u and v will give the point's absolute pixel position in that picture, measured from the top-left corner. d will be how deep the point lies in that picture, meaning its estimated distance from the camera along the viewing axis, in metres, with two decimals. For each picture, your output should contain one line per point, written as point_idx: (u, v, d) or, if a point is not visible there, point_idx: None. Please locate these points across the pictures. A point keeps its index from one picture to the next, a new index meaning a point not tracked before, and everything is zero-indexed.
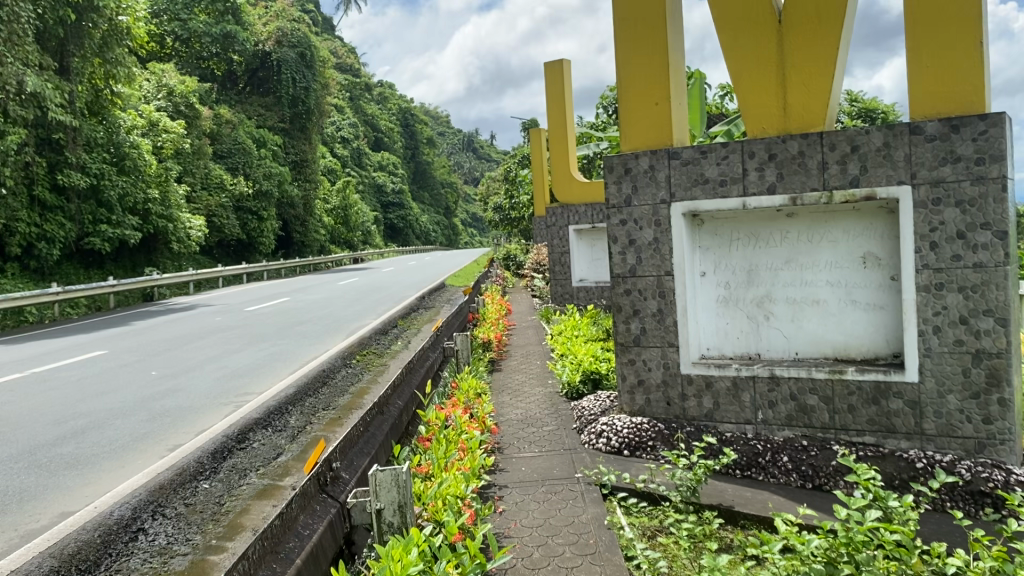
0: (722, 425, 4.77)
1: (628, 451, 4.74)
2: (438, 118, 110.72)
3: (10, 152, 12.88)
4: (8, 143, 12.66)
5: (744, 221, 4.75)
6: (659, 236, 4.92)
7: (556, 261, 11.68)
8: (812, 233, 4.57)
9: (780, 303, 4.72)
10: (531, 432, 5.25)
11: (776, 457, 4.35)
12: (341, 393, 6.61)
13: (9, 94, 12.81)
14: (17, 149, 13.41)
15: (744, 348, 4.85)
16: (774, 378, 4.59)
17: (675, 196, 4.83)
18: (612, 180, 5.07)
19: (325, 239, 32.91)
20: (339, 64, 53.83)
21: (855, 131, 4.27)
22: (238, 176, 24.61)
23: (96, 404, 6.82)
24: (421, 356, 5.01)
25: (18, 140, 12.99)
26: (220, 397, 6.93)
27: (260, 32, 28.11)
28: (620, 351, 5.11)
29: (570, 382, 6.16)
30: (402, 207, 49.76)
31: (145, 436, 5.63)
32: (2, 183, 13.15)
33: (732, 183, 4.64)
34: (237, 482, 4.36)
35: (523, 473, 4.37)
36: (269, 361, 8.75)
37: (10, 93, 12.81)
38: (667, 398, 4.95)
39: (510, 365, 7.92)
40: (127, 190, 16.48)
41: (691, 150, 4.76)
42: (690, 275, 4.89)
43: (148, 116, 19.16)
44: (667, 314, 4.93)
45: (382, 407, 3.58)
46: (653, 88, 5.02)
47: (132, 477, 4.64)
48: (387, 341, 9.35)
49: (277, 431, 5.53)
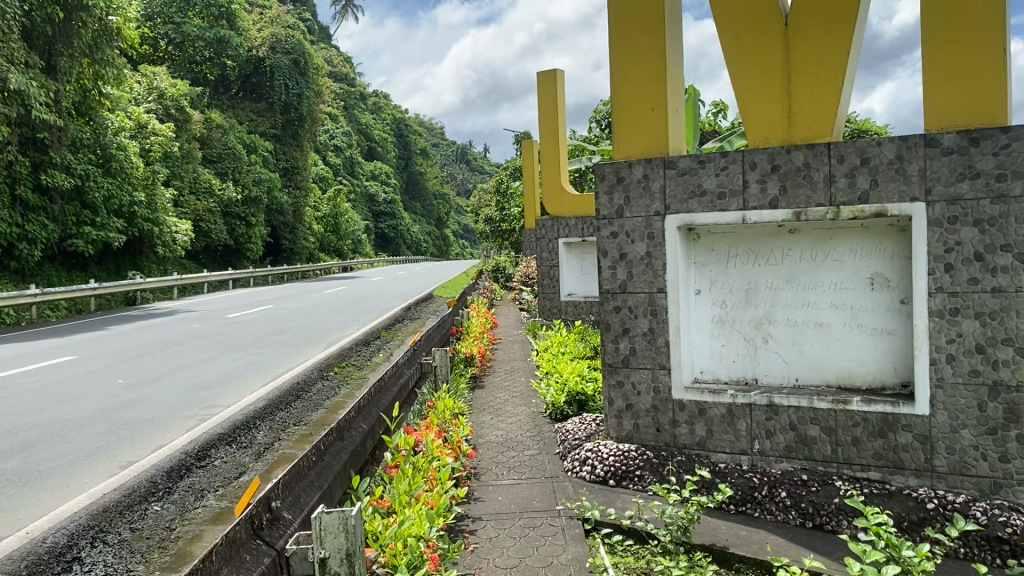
0: (716, 455, 4.42)
1: (613, 481, 4.39)
2: (433, 129, 110.64)
3: None
4: None
5: (743, 236, 4.43)
6: (652, 250, 4.58)
7: (545, 274, 11.37)
8: (816, 250, 4.25)
9: (780, 325, 4.40)
10: (511, 456, 4.90)
11: (774, 491, 4.02)
12: (315, 409, 6.26)
13: None
14: None
15: (740, 373, 4.51)
16: (773, 406, 4.26)
17: (669, 208, 4.50)
18: (603, 190, 4.74)
19: (314, 247, 32.50)
20: (334, 72, 53.54)
21: (866, 142, 3.96)
22: (227, 181, 24.19)
23: (55, 414, 6.42)
24: (394, 373, 4.66)
25: None
26: (185, 410, 6.54)
27: (254, 37, 27.90)
28: (608, 372, 4.76)
29: (554, 403, 5.81)
30: (393, 217, 49.41)
31: (97, 452, 5.24)
32: None
33: (731, 196, 4.31)
34: (192, 506, 4.00)
35: (499, 503, 4.02)
36: (243, 372, 8.37)
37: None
38: (656, 424, 4.60)
39: (493, 382, 7.57)
40: (113, 192, 16.08)
41: (688, 159, 4.43)
42: (684, 293, 4.56)
43: (137, 117, 18.77)
44: (659, 334, 4.58)
45: (342, 432, 3.23)
46: (648, 93, 4.69)
47: (76, 500, 4.25)
48: (369, 353, 8.98)
49: (242, 448, 5.18)
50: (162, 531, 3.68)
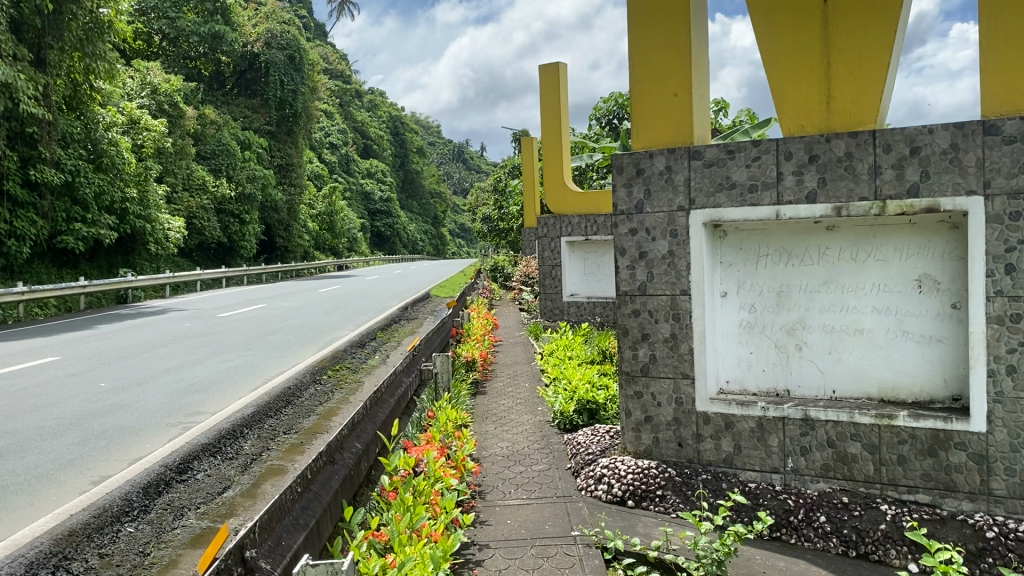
0: (744, 474, 4.03)
1: (632, 501, 3.99)
2: (429, 128, 110.10)
3: None
4: None
5: (775, 233, 4.04)
6: (675, 248, 4.18)
7: (547, 274, 10.95)
8: (856, 250, 3.87)
9: (815, 331, 4.01)
10: (519, 472, 4.51)
11: (811, 515, 3.64)
12: (307, 417, 5.89)
13: None
14: None
15: (771, 384, 4.13)
16: (809, 420, 3.86)
17: (694, 202, 4.10)
18: (621, 183, 4.34)
19: (309, 245, 31.98)
20: (330, 69, 53.09)
21: (915, 130, 3.58)
22: (221, 178, 23.70)
23: (29, 422, 6.01)
24: (393, 382, 4.27)
25: None
26: (168, 417, 6.13)
27: (249, 32, 27.47)
28: (625, 381, 4.37)
29: (563, 412, 5.41)
30: (389, 215, 48.96)
31: (70, 465, 4.83)
32: None
33: (764, 189, 3.92)
34: (169, 527, 3.62)
35: (507, 528, 3.63)
36: (232, 376, 7.95)
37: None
38: (678, 439, 4.21)
39: (496, 388, 7.17)
40: (104, 189, 15.62)
41: (715, 148, 4.03)
42: (710, 296, 4.17)
43: (129, 113, 18.32)
44: (682, 339, 4.18)
45: (333, 455, 2.83)
46: (671, 76, 4.30)
47: (39, 521, 3.85)
48: (364, 355, 8.56)
49: (227, 461, 4.79)
50: (135, 557, 3.28)
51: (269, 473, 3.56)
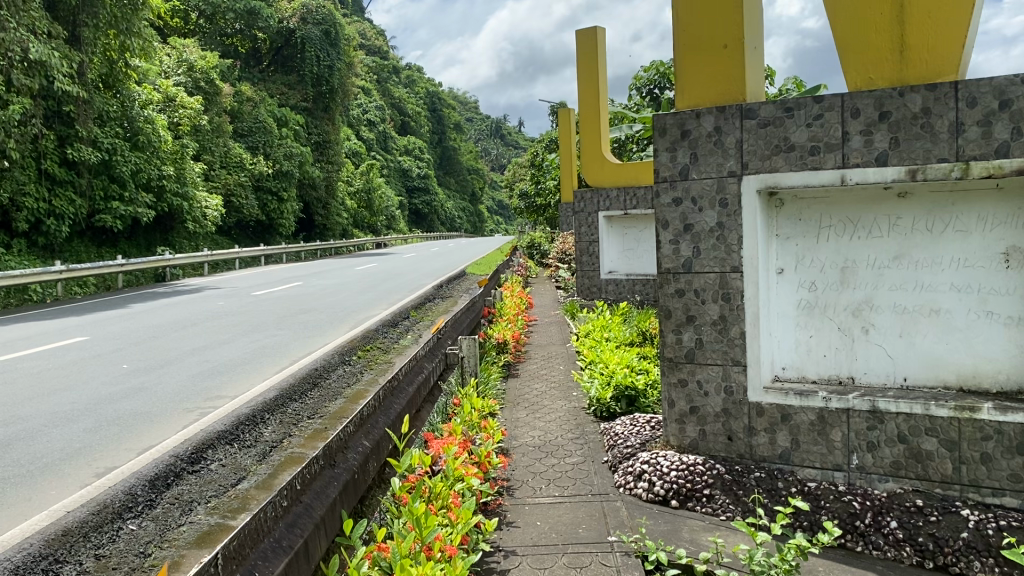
0: (803, 471, 3.61)
1: (676, 501, 3.58)
2: (467, 104, 109.48)
3: (12, 122, 11.90)
4: (10, 113, 11.68)
5: (839, 201, 3.58)
6: (724, 220, 3.74)
7: (584, 250, 10.51)
8: (933, 218, 3.41)
9: (884, 312, 3.55)
10: (551, 465, 4.14)
11: (880, 519, 3.22)
12: (333, 399, 5.52)
13: (13, 61, 11.78)
14: (22, 120, 12.42)
15: (833, 371, 3.67)
16: (877, 413, 3.42)
17: (747, 167, 3.65)
18: (663, 147, 3.90)
19: (348, 222, 31.76)
20: (366, 45, 52.75)
21: (1006, 80, 3.10)
22: (258, 155, 23.49)
23: (48, 406, 5.77)
24: (412, 367, 3.87)
25: (21, 111, 12.02)
26: (187, 402, 5.86)
27: (284, 8, 27.04)
28: (668, 368, 3.96)
29: (599, 399, 5.01)
30: (427, 192, 48.65)
31: (78, 455, 4.57)
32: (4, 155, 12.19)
33: (828, 150, 3.45)
34: (175, 522, 3.21)
35: (537, 531, 3.26)
36: (258, 357, 7.67)
37: (13, 60, 11.77)
38: (727, 432, 3.79)
39: (529, 371, 6.80)
40: (141, 166, 15.37)
41: (771, 106, 3.56)
42: (765, 273, 3.71)
43: (165, 90, 18.14)
44: (732, 322, 3.75)
45: (333, 459, 2.46)
46: (720, 26, 3.86)
47: (34, 522, 3.47)
48: (395, 335, 8.23)
49: (243, 449, 4.41)
50: (133, 559, 2.86)
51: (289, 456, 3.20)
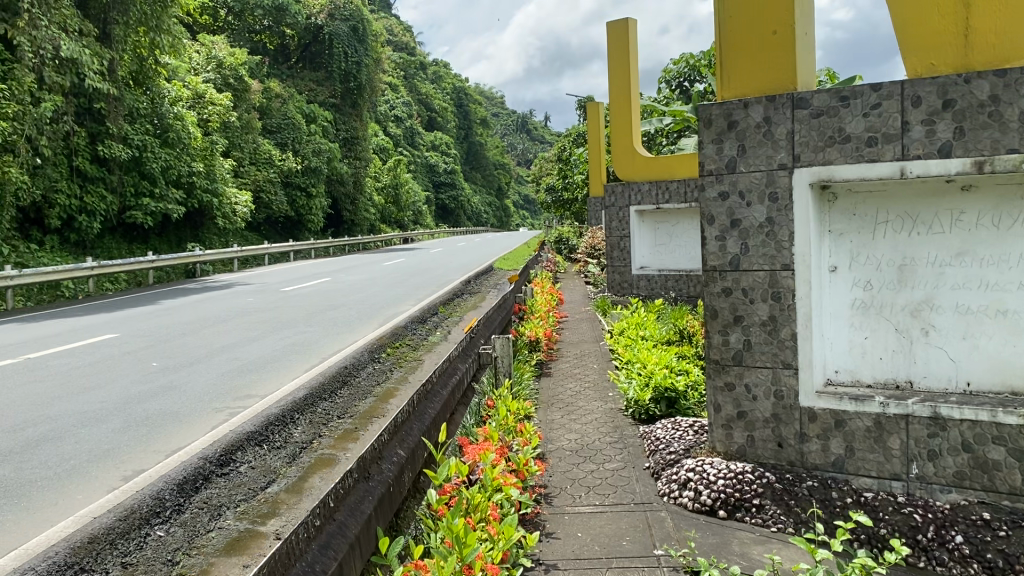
0: (858, 480, 3.42)
1: (724, 511, 3.41)
2: (493, 99, 109.37)
3: (46, 120, 11.91)
4: (43, 110, 11.69)
5: (897, 195, 3.39)
6: (774, 215, 3.56)
7: (615, 245, 10.34)
8: (999, 213, 3.20)
9: (946, 312, 3.35)
10: (591, 471, 3.98)
11: (944, 533, 3.01)
12: (363, 398, 5.39)
13: (44, 59, 11.83)
14: (54, 117, 12.44)
15: (890, 374, 3.48)
16: (939, 419, 3.22)
17: (799, 159, 3.46)
18: (709, 138, 3.73)
19: (375, 218, 31.74)
20: (393, 41, 52.76)
21: None
22: (287, 151, 23.52)
23: (77, 405, 5.71)
24: (446, 369, 3.72)
25: (55, 108, 12.02)
26: (215, 401, 5.77)
27: (312, 3, 27.04)
28: (714, 371, 3.79)
29: (638, 401, 4.85)
30: (454, 187, 48.60)
31: (108, 457, 4.48)
32: (37, 152, 12.21)
33: (886, 141, 3.25)
34: (205, 528, 3.06)
35: (578, 543, 3.10)
36: (287, 354, 7.58)
37: (45, 57, 11.84)
38: (777, 438, 3.61)
39: (563, 369, 6.65)
40: (171, 162, 15.37)
41: (825, 94, 3.38)
42: (817, 271, 3.52)
43: (194, 87, 18.16)
44: (783, 323, 3.57)
45: (367, 470, 2.31)
46: (769, 11, 3.66)
47: (59, 529, 3.34)
48: (425, 331, 8.12)
49: (273, 451, 4.28)
50: (162, 567, 2.72)
51: (316, 464, 3.08)
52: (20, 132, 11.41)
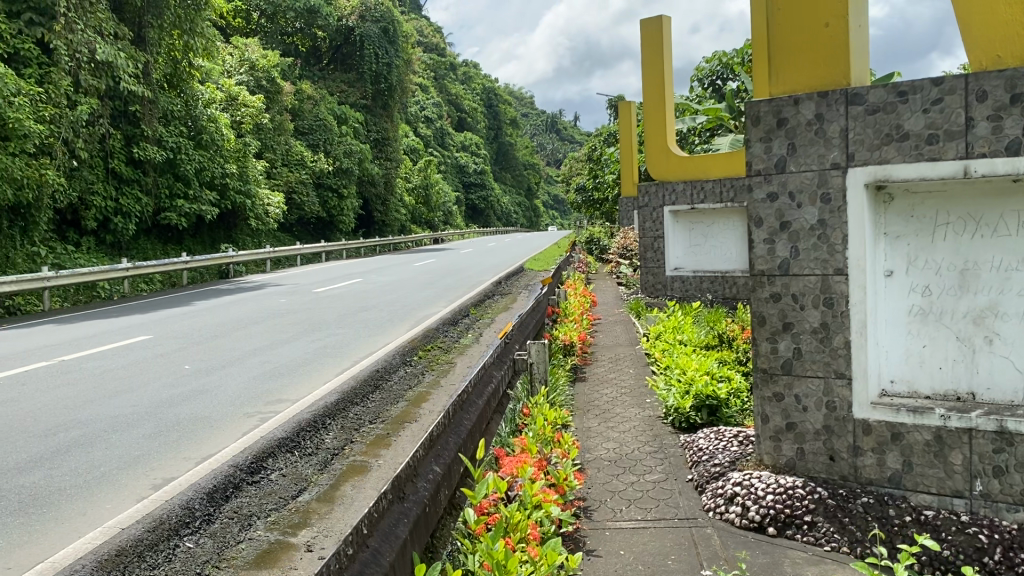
0: (917, 497, 3.23)
1: (773, 528, 3.24)
2: (522, 99, 109.24)
3: (81, 122, 11.95)
4: (78, 113, 11.74)
5: (958, 196, 3.20)
6: (826, 217, 3.39)
7: (649, 246, 10.16)
8: None
9: (1011, 320, 3.15)
10: (632, 483, 3.84)
11: (1012, 556, 2.82)
12: (394, 405, 5.29)
13: (80, 62, 11.88)
14: (89, 121, 12.48)
15: (950, 385, 3.28)
16: (1005, 434, 3.03)
17: (853, 158, 3.29)
18: (757, 137, 3.57)
19: (406, 219, 31.75)
20: (423, 42, 52.79)
21: None
22: (319, 152, 23.57)
23: (110, 409, 5.67)
24: (482, 378, 3.60)
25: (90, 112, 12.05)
26: (246, 406, 5.69)
27: (343, 5, 27.09)
28: (762, 380, 3.63)
29: (678, 409, 4.69)
30: (484, 187, 48.56)
31: (139, 463, 4.42)
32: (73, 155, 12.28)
33: (948, 139, 3.06)
34: (235, 540, 2.98)
35: (621, 562, 2.96)
36: (319, 357, 7.50)
37: (81, 61, 11.89)
38: (829, 451, 3.45)
39: (598, 374, 6.51)
40: (205, 164, 15.40)
41: (881, 90, 3.20)
42: (872, 275, 3.34)
43: (227, 89, 18.22)
44: (835, 331, 3.40)
45: (403, 491, 2.18)
46: (820, 3, 3.49)
47: (87, 539, 3.26)
48: (457, 334, 8.01)
49: (303, 459, 4.19)
50: None
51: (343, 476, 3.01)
52: (56, 134, 11.51)
